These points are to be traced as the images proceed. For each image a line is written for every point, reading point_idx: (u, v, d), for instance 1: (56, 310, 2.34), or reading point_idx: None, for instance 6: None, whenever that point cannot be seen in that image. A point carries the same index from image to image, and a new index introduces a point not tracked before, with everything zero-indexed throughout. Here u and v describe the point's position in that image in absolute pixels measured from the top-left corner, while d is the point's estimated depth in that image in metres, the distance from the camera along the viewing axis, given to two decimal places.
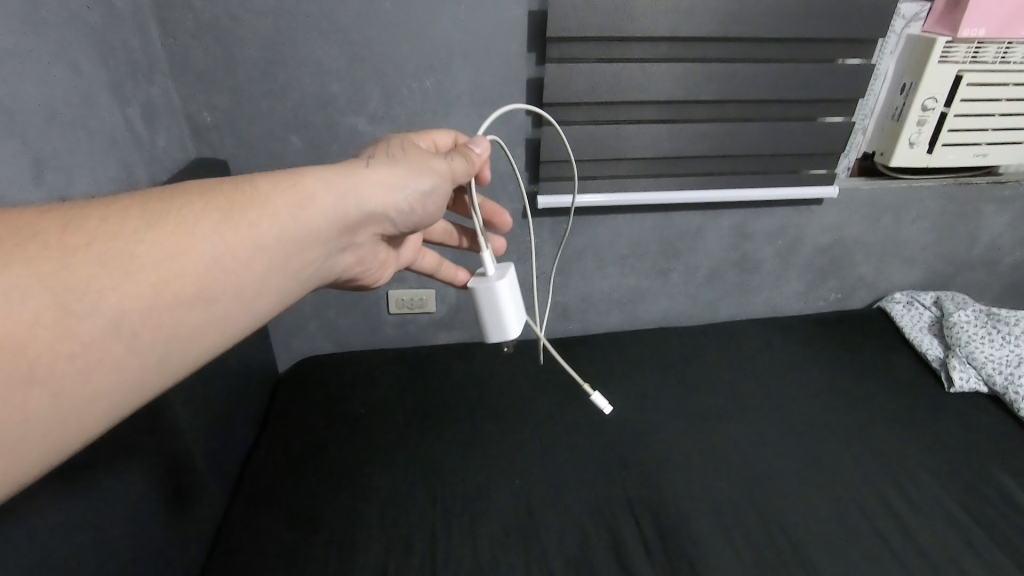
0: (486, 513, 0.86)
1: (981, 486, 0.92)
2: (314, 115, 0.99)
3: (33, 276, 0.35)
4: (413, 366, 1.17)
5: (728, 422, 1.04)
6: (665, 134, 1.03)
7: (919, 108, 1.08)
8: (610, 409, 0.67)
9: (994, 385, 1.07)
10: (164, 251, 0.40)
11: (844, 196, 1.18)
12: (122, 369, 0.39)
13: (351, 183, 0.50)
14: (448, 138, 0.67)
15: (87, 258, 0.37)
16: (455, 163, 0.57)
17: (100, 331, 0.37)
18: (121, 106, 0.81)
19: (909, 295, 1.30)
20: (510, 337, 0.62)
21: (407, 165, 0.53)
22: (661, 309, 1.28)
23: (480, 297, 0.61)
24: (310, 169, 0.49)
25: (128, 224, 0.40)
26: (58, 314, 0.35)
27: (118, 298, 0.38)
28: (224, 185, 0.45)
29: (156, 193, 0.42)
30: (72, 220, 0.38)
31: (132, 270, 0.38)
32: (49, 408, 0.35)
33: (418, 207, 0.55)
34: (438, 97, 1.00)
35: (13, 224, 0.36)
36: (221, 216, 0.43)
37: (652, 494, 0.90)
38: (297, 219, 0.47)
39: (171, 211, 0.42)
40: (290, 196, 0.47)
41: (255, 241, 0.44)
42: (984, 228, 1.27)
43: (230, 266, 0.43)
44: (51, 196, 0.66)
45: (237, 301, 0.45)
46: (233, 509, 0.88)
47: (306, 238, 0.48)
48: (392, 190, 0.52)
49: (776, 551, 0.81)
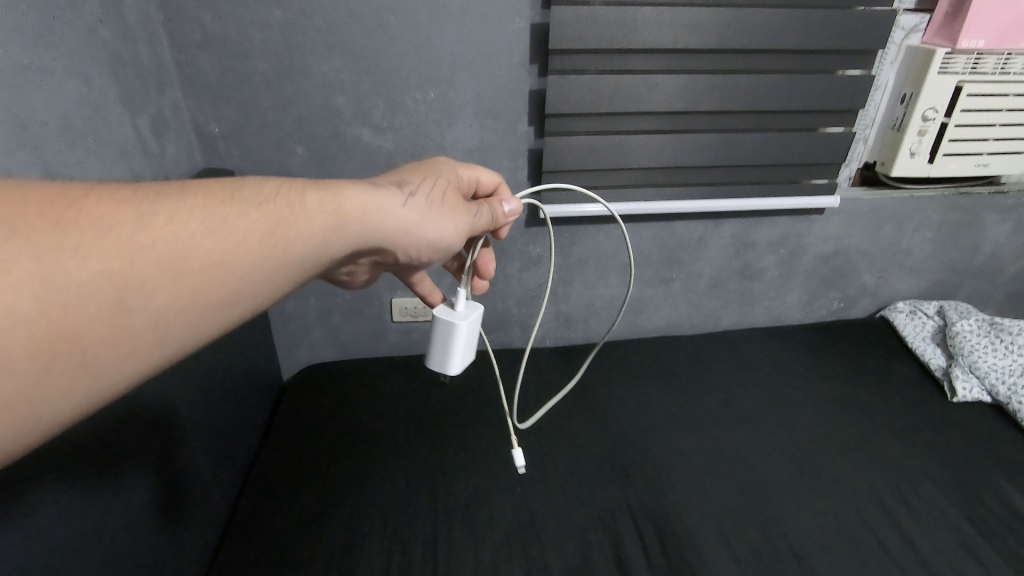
0: (487, 520, 0.87)
1: (983, 495, 0.92)
2: (320, 126, 1.01)
3: (102, 270, 0.37)
4: (416, 374, 1.18)
5: (729, 430, 1.04)
6: (666, 144, 1.04)
7: (920, 118, 1.08)
8: (524, 468, 0.71)
9: (998, 394, 1.07)
10: (212, 260, 0.41)
11: (845, 205, 1.19)
12: (152, 362, 0.40)
13: (381, 218, 0.52)
14: (493, 180, 0.67)
15: (148, 259, 0.38)
16: (479, 219, 0.61)
17: (144, 328, 0.39)
18: (132, 118, 0.83)
19: (912, 304, 1.30)
20: (447, 372, 0.65)
21: (437, 213, 0.56)
22: (662, 318, 1.29)
23: (439, 326, 0.63)
24: (353, 195, 0.51)
25: (187, 227, 0.41)
26: (116, 309, 0.37)
27: (166, 300, 0.39)
28: (277, 197, 0.47)
29: (216, 196, 0.44)
30: (142, 215, 0.40)
31: (183, 274, 0.40)
32: (85, 393, 0.37)
33: (434, 250, 0.58)
34: (441, 109, 1.02)
35: (94, 214, 0.38)
36: (267, 231, 0.45)
37: (652, 501, 0.90)
38: (328, 242, 0.48)
39: (226, 220, 0.43)
40: (330, 220, 0.48)
41: (289, 259, 0.46)
42: (986, 238, 1.27)
43: (263, 279, 0.45)
44: None
45: (258, 309, 0.46)
46: (241, 508, 0.90)
47: (331, 258, 0.50)
48: (417, 232, 0.55)
49: (775, 559, 0.81)
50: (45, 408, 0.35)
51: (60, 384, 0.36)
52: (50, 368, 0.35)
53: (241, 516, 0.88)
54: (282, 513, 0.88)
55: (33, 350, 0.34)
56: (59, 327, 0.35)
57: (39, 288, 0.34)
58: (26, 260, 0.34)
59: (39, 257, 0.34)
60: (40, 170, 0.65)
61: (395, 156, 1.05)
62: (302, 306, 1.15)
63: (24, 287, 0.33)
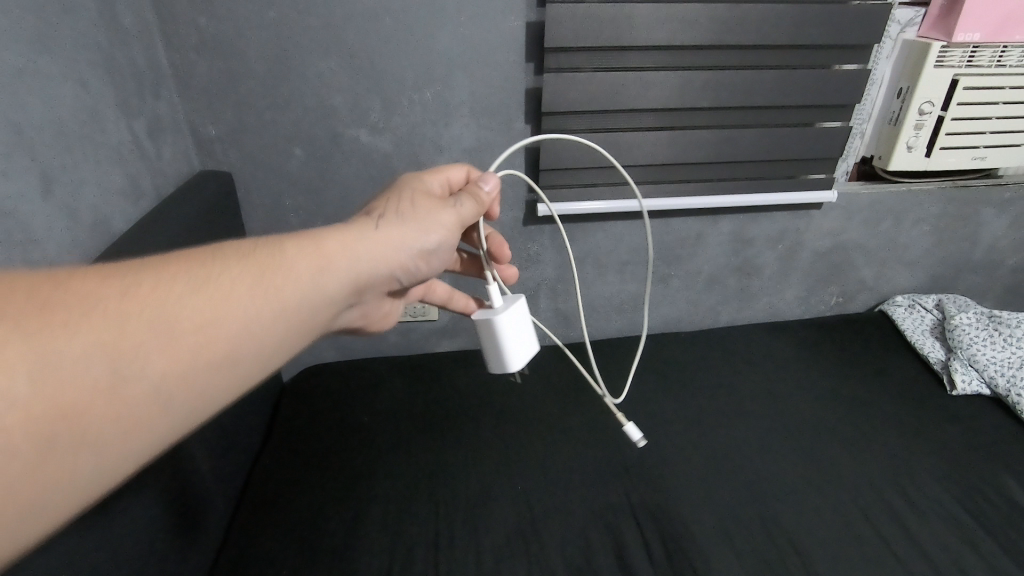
0: (488, 519, 0.87)
1: (982, 487, 0.92)
2: (317, 127, 1.01)
3: (95, 344, 0.38)
4: (416, 374, 1.18)
5: (729, 426, 1.04)
6: (663, 141, 1.04)
7: (916, 112, 1.08)
8: (643, 438, 0.74)
9: (997, 387, 1.07)
10: (203, 318, 0.43)
11: (842, 200, 1.19)
12: (158, 428, 0.42)
13: (363, 247, 0.54)
14: (460, 174, 0.69)
15: (138, 325, 0.41)
16: (463, 208, 0.60)
17: (144, 393, 0.40)
18: (128, 121, 0.83)
19: (910, 298, 1.30)
20: (510, 369, 0.66)
21: (416, 224, 0.57)
22: (661, 315, 1.29)
23: (483, 327, 0.65)
24: (328, 234, 0.53)
25: (172, 291, 0.43)
26: (113, 379, 0.39)
27: (163, 363, 0.41)
28: (255, 251, 0.49)
29: (197, 260, 0.46)
30: (127, 286, 0.42)
31: (176, 335, 0.42)
32: (93, 466, 0.39)
33: (425, 262, 0.58)
34: (438, 108, 1.01)
35: (81, 291, 0.40)
36: (251, 282, 0.47)
37: (652, 498, 0.90)
38: (317, 283, 0.50)
39: (209, 279, 0.45)
40: (312, 261, 0.50)
41: (280, 306, 0.48)
42: (984, 231, 1.27)
43: (259, 331, 0.47)
44: (60, 210, 0.68)
45: (259, 362, 0.48)
46: (241, 514, 0.89)
47: (323, 300, 0.51)
48: (401, 247, 0.56)
49: (776, 554, 0.81)
50: (54, 486, 0.37)
51: (66, 460, 0.37)
52: (55, 446, 0.36)
53: (239, 523, 0.88)
54: (283, 517, 0.88)
55: (36, 430, 0.35)
56: (58, 403, 0.36)
57: (33, 368, 0.36)
58: (19, 341, 0.36)
59: (31, 339, 0.36)
60: (36, 174, 0.65)
61: (392, 156, 1.05)
62: None
63: (18, 368, 0.35)
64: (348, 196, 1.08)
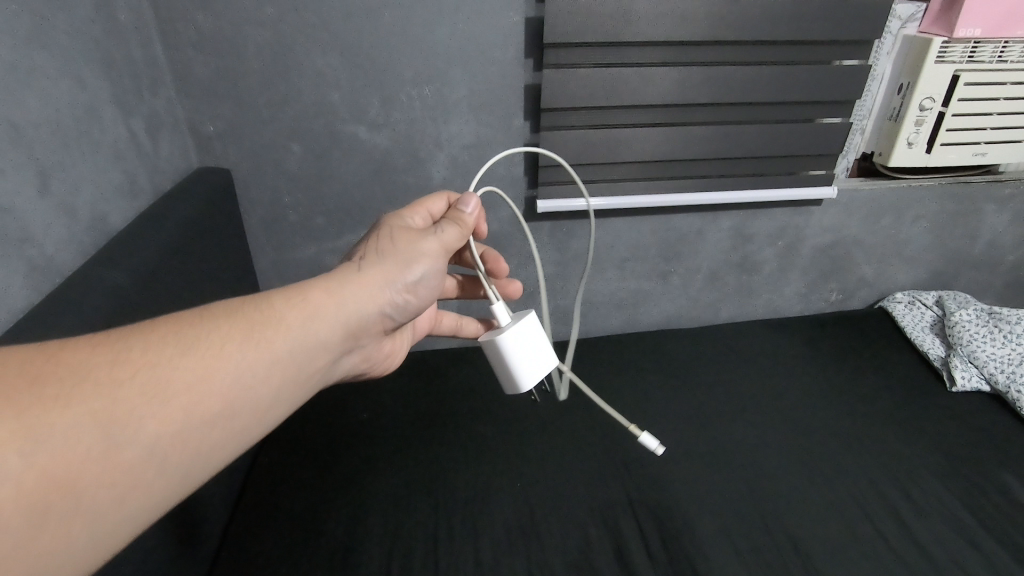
0: (487, 516, 0.87)
1: (982, 483, 0.92)
2: (315, 123, 1.01)
3: (87, 414, 0.39)
4: (416, 371, 1.18)
5: (728, 423, 1.04)
6: (663, 137, 1.04)
7: (917, 109, 1.08)
8: (660, 449, 0.73)
9: (996, 384, 1.07)
10: (194, 378, 0.43)
11: (843, 196, 1.18)
12: (153, 491, 0.42)
13: (348, 291, 0.54)
14: (440, 204, 0.70)
15: (130, 391, 0.41)
16: (445, 234, 0.60)
17: (138, 459, 0.40)
18: (126, 118, 0.83)
19: (910, 295, 1.30)
20: (523, 386, 0.66)
21: (398, 259, 0.57)
22: (661, 311, 1.29)
23: (490, 349, 0.66)
24: (313, 283, 0.54)
25: (163, 353, 0.43)
26: (106, 447, 0.39)
27: (156, 427, 0.41)
28: (245, 305, 0.50)
29: (186, 320, 0.46)
30: (117, 351, 0.42)
31: (168, 398, 0.42)
32: (88, 536, 0.38)
33: (412, 295, 0.59)
34: (437, 104, 1.01)
35: (70, 361, 0.40)
36: (242, 337, 0.47)
37: (653, 496, 0.90)
38: (307, 332, 0.51)
39: (199, 338, 0.45)
40: (301, 310, 0.51)
41: (271, 358, 0.48)
42: (984, 227, 1.27)
43: (251, 385, 0.47)
44: (57, 207, 0.68)
45: (255, 417, 0.48)
46: (239, 514, 0.89)
47: (315, 348, 0.52)
48: (386, 285, 0.56)
49: (776, 551, 0.82)
50: (49, 560, 0.37)
51: (61, 533, 0.37)
52: (49, 520, 0.36)
53: (236, 526, 0.87)
54: (282, 519, 0.87)
55: (29, 507, 0.35)
56: (51, 478, 0.36)
57: (24, 444, 0.36)
58: (9, 418, 0.36)
59: (21, 414, 0.36)
60: (33, 171, 0.65)
61: (391, 153, 1.05)
62: None
63: (9, 446, 0.35)
64: (346, 192, 1.08)
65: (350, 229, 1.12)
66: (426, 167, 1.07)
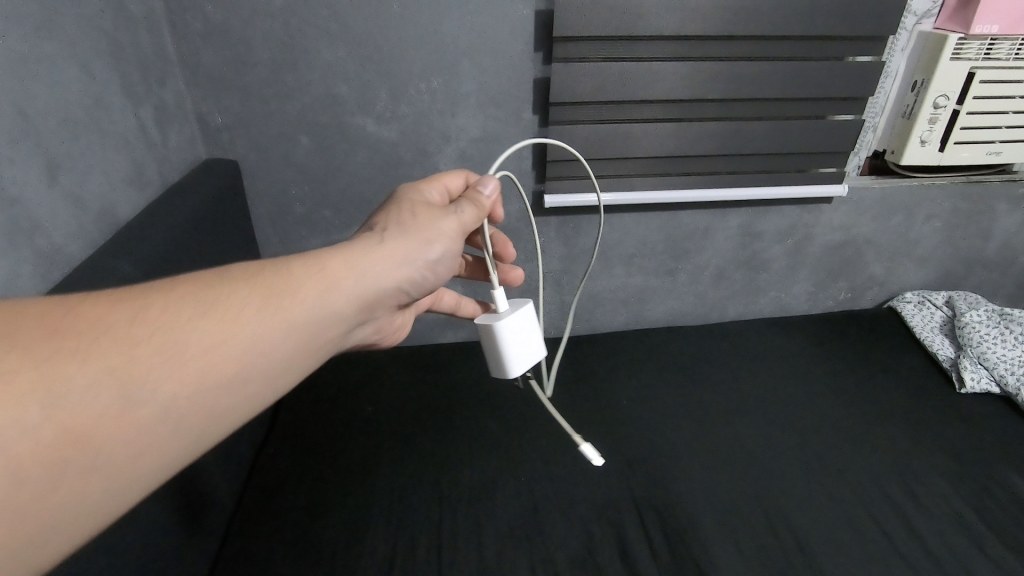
0: (491, 511, 0.87)
1: (990, 485, 0.91)
2: (323, 115, 1.00)
3: (104, 371, 0.38)
4: (422, 365, 1.18)
5: (734, 421, 1.04)
6: (672, 132, 1.03)
7: (931, 106, 1.07)
8: (599, 460, 0.66)
9: (1006, 385, 1.06)
10: (210, 342, 0.43)
11: (853, 194, 1.17)
12: (168, 450, 0.42)
13: (368, 264, 0.53)
14: (458, 180, 0.67)
15: (147, 350, 0.40)
16: (465, 214, 0.59)
17: (154, 419, 0.40)
18: (135, 108, 0.83)
19: (920, 295, 1.28)
20: (510, 374, 0.65)
21: (419, 235, 0.56)
22: (667, 308, 1.28)
23: (485, 333, 0.65)
24: (334, 251, 0.52)
25: (182, 313, 0.43)
26: (122, 405, 0.39)
27: (171, 388, 0.41)
28: (266, 269, 0.49)
29: (206, 281, 0.46)
30: (138, 309, 0.42)
31: (184, 360, 0.41)
32: (104, 491, 0.39)
33: (430, 274, 0.57)
34: (445, 98, 1.01)
35: (92, 316, 0.40)
36: (259, 302, 0.46)
37: (657, 494, 0.90)
38: (324, 302, 0.49)
39: (218, 301, 0.45)
40: (319, 279, 0.50)
41: (289, 326, 0.47)
42: (997, 227, 1.25)
43: (268, 351, 0.46)
44: (65, 197, 0.68)
45: (269, 383, 0.47)
46: (245, 501, 0.90)
47: (332, 318, 0.50)
48: (405, 262, 0.55)
49: (780, 549, 0.81)
50: (65, 512, 0.37)
51: (78, 486, 0.37)
52: (66, 473, 0.37)
53: (241, 517, 0.87)
54: (286, 511, 0.87)
55: (44, 458, 0.36)
56: (66, 432, 0.36)
57: (41, 398, 0.36)
58: (28, 371, 0.36)
59: (39, 366, 0.37)
60: (42, 161, 0.65)
61: (398, 145, 1.04)
62: None
63: (28, 397, 0.35)
64: (353, 185, 1.08)
65: (356, 222, 1.12)
66: (433, 161, 1.07)
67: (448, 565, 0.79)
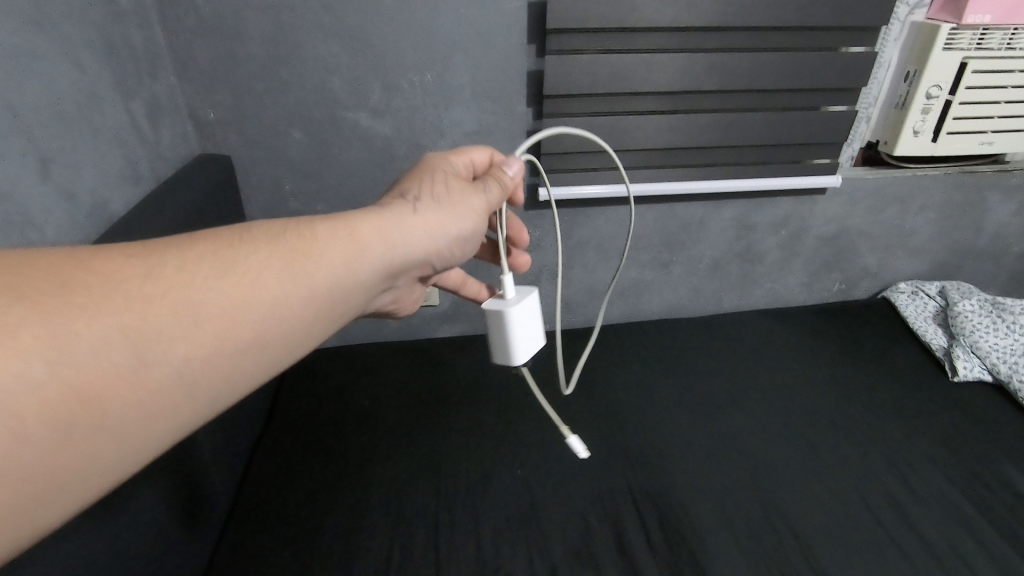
0: (489, 504, 0.87)
1: (983, 474, 0.92)
2: (316, 110, 1.00)
3: (117, 329, 0.38)
4: (418, 358, 1.18)
5: (730, 411, 1.04)
6: (666, 124, 1.03)
7: (924, 96, 1.07)
8: (584, 452, 0.67)
9: (999, 374, 1.06)
10: (227, 304, 0.43)
11: (846, 186, 1.17)
12: (180, 413, 0.42)
13: (396, 232, 0.53)
14: (484, 156, 0.66)
15: (163, 309, 0.40)
16: (492, 192, 0.60)
17: (166, 381, 0.40)
18: (127, 103, 0.83)
19: (914, 285, 1.29)
20: (514, 361, 0.66)
21: (449, 208, 0.57)
22: (663, 301, 1.28)
23: (494, 318, 0.65)
24: (361, 217, 0.52)
25: (199, 274, 0.43)
26: (135, 364, 0.39)
27: (185, 349, 0.41)
28: (287, 232, 0.49)
29: (224, 242, 0.46)
30: (152, 267, 0.42)
31: (200, 321, 0.42)
32: (113, 452, 0.39)
33: (455, 246, 0.58)
34: (439, 91, 1.00)
35: (103, 271, 0.40)
36: (281, 266, 0.47)
37: (654, 485, 0.90)
38: (347, 269, 0.50)
39: (236, 262, 0.45)
40: (343, 245, 0.50)
41: (307, 290, 0.47)
42: (989, 218, 1.26)
43: (285, 316, 0.46)
44: (58, 193, 0.68)
45: (285, 348, 0.48)
46: (244, 495, 0.90)
47: (354, 286, 0.51)
48: (435, 234, 0.56)
49: (775, 538, 0.82)
50: (75, 472, 0.37)
51: (88, 446, 0.37)
52: (75, 431, 0.37)
53: (239, 511, 0.87)
54: (283, 505, 0.87)
55: (53, 416, 0.35)
56: (75, 390, 0.36)
57: (50, 353, 0.36)
58: (35, 325, 0.36)
59: (46, 322, 0.36)
60: (34, 157, 0.65)
61: (393, 139, 1.04)
62: None
63: (35, 354, 0.35)
64: (348, 180, 1.07)
65: None
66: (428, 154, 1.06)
67: (446, 559, 0.80)
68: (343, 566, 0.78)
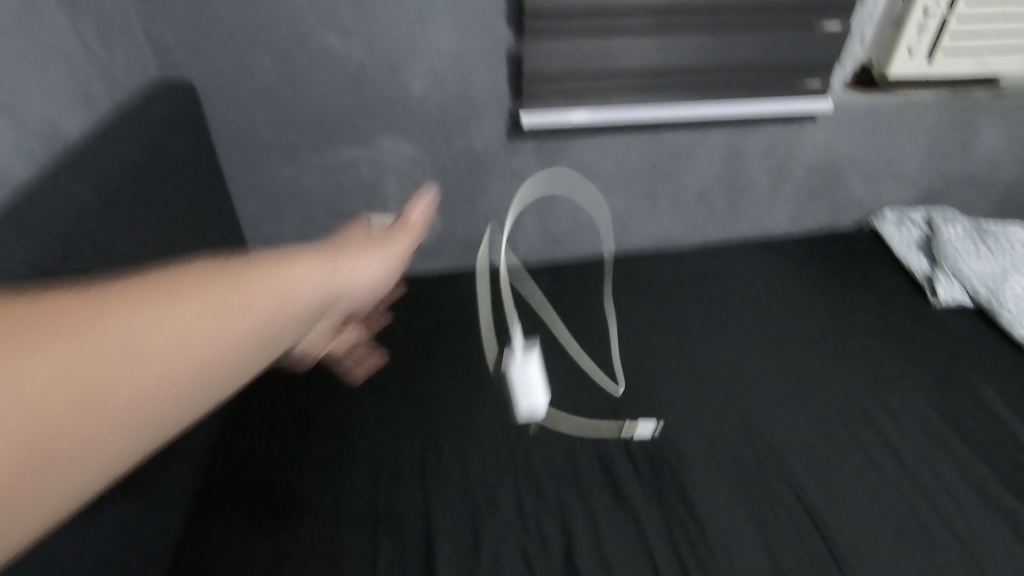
0: (476, 434, 0.88)
1: (959, 394, 0.94)
2: (282, 30, 0.94)
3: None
4: (400, 290, 1.14)
5: (716, 338, 1.04)
6: (654, 44, 0.98)
7: (921, 13, 1.03)
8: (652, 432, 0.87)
9: (978, 297, 1.07)
10: (145, 364, 0.34)
11: (837, 110, 1.14)
12: (79, 486, 0.33)
13: (320, 269, 0.46)
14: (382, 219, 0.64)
15: (55, 366, 0.31)
16: (403, 239, 0.56)
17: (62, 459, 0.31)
18: (73, 21, 0.76)
19: (900, 213, 1.26)
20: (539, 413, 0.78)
21: (370, 261, 0.51)
22: (650, 232, 1.26)
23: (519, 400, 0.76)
24: (291, 261, 0.44)
25: (110, 317, 0.34)
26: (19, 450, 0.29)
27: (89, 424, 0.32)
28: (214, 267, 0.39)
29: (129, 285, 0.35)
30: (37, 314, 0.32)
31: (109, 390, 0.33)
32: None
33: (375, 289, 0.53)
34: (413, 8, 0.94)
35: None
36: (215, 302, 0.37)
37: (639, 410, 0.91)
38: (286, 304, 0.42)
39: (151, 300, 0.35)
40: (277, 281, 0.42)
41: (246, 330, 0.38)
42: (980, 142, 1.24)
43: (213, 363, 0.37)
44: (4, 115, 0.64)
45: (209, 401, 0.38)
46: (224, 432, 0.89)
47: (291, 325, 0.43)
48: (360, 281, 0.50)
49: (755, 459, 0.84)
50: None
51: None
52: None
53: (224, 446, 0.87)
54: (269, 440, 0.87)
55: None
56: None
57: None
58: None
59: None
60: None
61: (366, 64, 0.98)
62: (279, 229, 1.14)
63: None
64: (320, 108, 1.02)
65: (326, 148, 1.07)
66: (404, 78, 1.01)
67: (434, 486, 0.81)
68: (332, 500, 0.79)
